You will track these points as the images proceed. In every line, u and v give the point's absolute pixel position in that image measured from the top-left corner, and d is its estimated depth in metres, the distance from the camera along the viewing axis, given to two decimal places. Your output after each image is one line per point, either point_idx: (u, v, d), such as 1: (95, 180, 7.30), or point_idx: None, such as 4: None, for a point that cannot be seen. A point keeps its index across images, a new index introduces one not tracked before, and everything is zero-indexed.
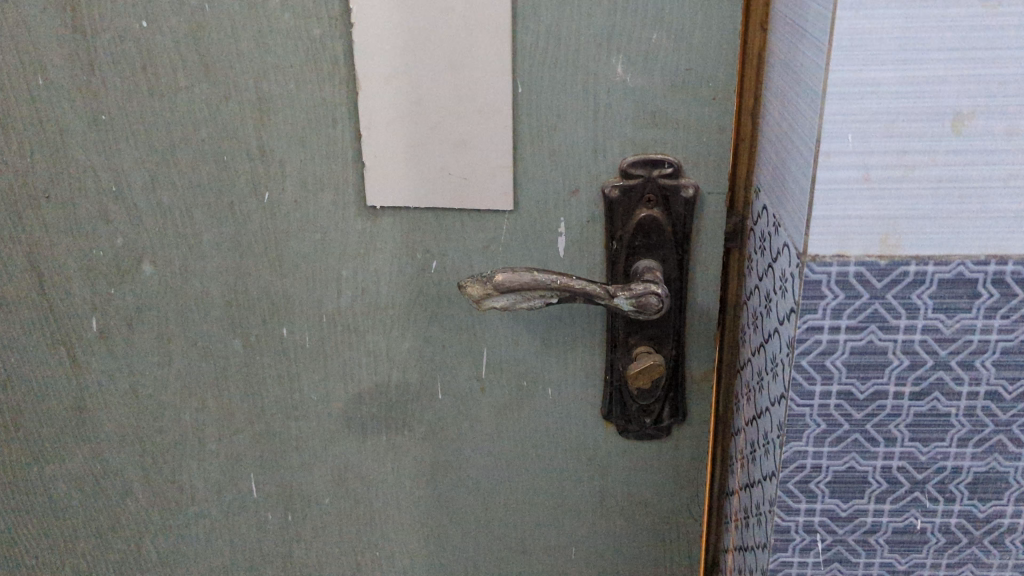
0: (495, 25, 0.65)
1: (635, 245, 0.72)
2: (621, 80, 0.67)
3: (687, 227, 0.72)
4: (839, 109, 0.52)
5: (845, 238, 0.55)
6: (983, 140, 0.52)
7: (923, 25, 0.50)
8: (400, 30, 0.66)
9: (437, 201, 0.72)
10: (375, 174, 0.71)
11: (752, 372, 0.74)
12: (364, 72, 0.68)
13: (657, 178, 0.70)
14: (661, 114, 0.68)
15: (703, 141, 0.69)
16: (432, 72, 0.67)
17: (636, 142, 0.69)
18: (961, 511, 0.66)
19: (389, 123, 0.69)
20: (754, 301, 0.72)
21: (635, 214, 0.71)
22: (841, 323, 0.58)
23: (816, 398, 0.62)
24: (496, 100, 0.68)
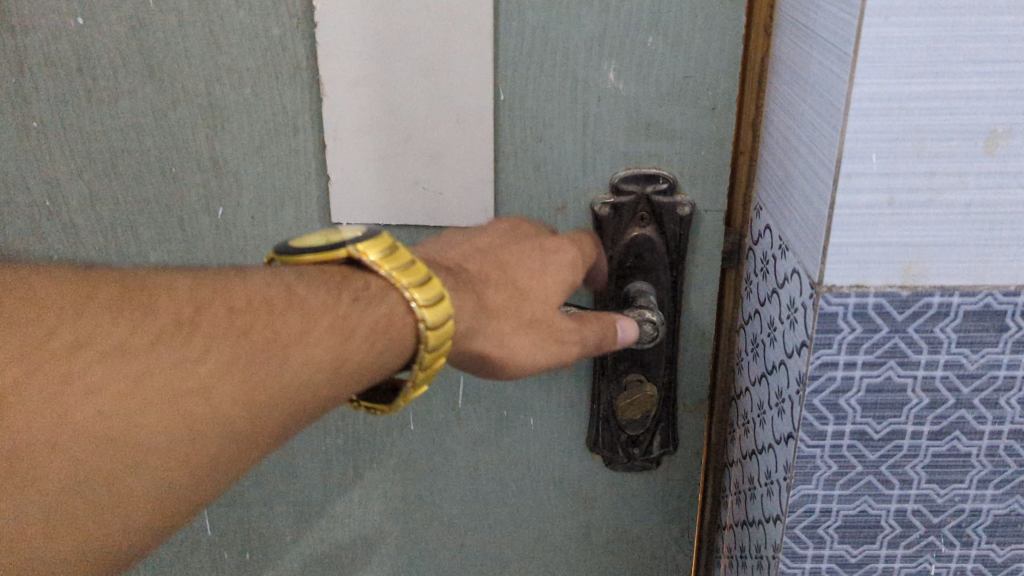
0: (474, 25, 0.59)
1: (626, 266, 0.66)
2: (613, 87, 0.61)
3: (681, 247, 0.66)
4: (863, 126, 0.49)
5: (865, 267, 0.53)
6: (1017, 160, 0.49)
7: (959, 36, 0.46)
8: (368, 30, 0.59)
9: (409, 217, 0.66)
10: (341, 188, 0.65)
11: (750, 403, 0.69)
12: (331, 77, 0.61)
13: (650, 194, 0.64)
14: (656, 125, 0.63)
15: (701, 156, 0.64)
16: (406, 77, 0.60)
17: (628, 155, 0.64)
18: (978, 556, 0.62)
19: (357, 132, 0.63)
20: (753, 327, 0.67)
21: (626, 234, 0.66)
22: (857, 358, 0.56)
23: (828, 438, 0.59)
24: (475, 108, 0.61)
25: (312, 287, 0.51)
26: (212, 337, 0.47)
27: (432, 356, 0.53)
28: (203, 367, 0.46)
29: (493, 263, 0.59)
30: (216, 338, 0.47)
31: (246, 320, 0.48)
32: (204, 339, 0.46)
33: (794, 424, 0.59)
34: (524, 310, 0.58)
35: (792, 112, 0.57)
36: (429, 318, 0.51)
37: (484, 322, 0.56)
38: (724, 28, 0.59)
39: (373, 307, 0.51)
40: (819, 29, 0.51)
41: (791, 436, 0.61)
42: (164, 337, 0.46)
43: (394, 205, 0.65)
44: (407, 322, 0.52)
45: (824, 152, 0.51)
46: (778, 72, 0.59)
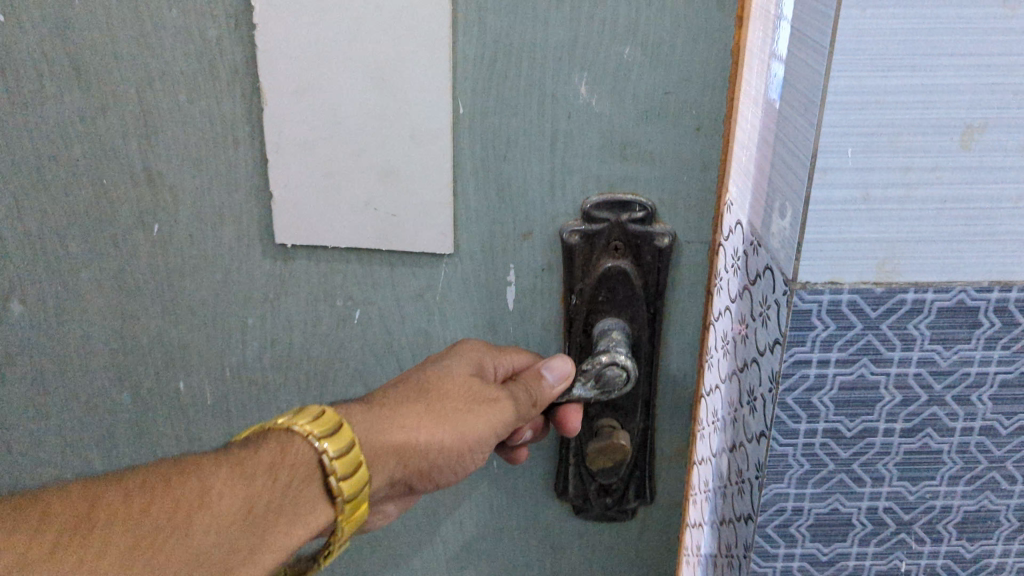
0: (428, 30, 0.55)
1: (597, 300, 0.64)
2: (584, 103, 0.59)
3: (657, 281, 0.64)
4: (838, 121, 0.48)
5: (839, 263, 0.52)
6: (996, 156, 0.49)
7: (935, 29, 0.46)
8: (314, 35, 0.56)
9: (362, 241, 0.62)
10: (288, 208, 0.61)
11: (718, 402, 0.68)
12: (274, 83, 0.57)
13: (625, 223, 0.62)
14: (630, 144, 0.60)
15: (674, 176, 0.62)
16: (355, 86, 0.57)
17: (600, 178, 0.62)
18: (948, 552, 0.62)
19: (303, 147, 0.59)
20: (722, 324, 0.66)
21: (598, 269, 0.63)
22: (831, 356, 0.55)
23: (801, 437, 0.58)
24: (431, 122, 0.58)
25: (214, 454, 0.53)
26: (113, 528, 0.47)
27: (344, 488, 0.54)
28: (107, 554, 0.47)
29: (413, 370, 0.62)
30: (117, 529, 0.48)
31: (144, 497, 0.49)
32: (105, 532, 0.47)
33: (766, 423, 0.58)
34: (446, 402, 0.59)
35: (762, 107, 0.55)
36: (316, 430, 0.54)
37: (399, 422, 0.58)
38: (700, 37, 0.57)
39: (270, 454, 0.53)
40: (794, 30, 0.50)
41: (763, 434, 0.60)
42: (63, 541, 0.46)
43: (349, 228, 0.62)
44: (311, 461, 0.54)
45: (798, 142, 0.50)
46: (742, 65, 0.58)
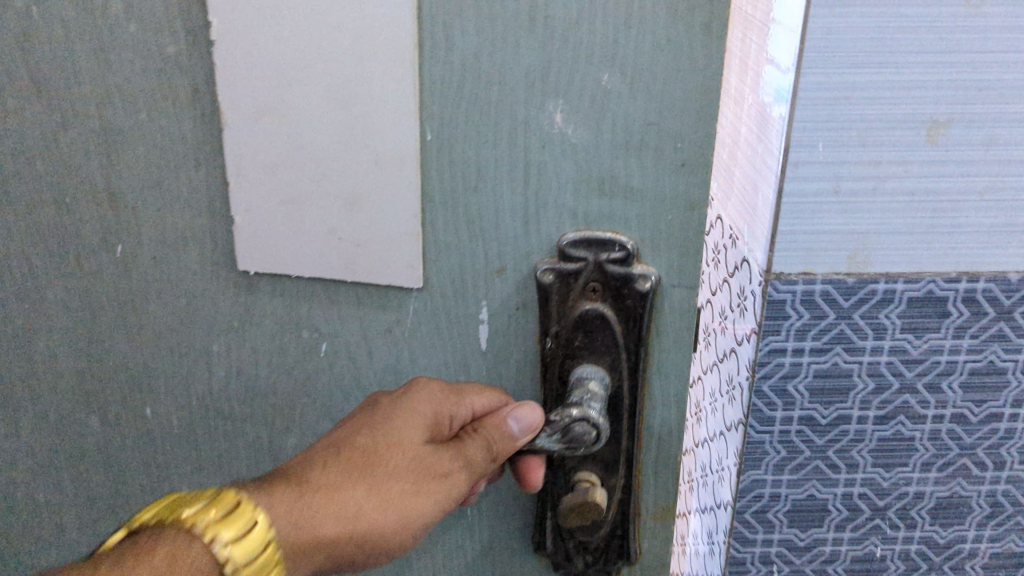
0: (399, 33, 0.46)
1: (574, 345, 0.52)
2: (559, 133, 0.48)
3: (644, 330, 0.51)
4: (810, 117, 0.49)
5: (811, 254, 0.53)
6: (961, 150, 0.50)
7: (904, 26, 0.47)
8: (273, 45, 0.47)
9: (324, 274, 0.53)
10: (247, 237, 0.53)
11: (703, 391, 0.69)
12: (231, 100, 0.50)
13: (603, 262, 0.50)
14: (610, 180, 0.49)
15: (670, 217, 0.49)
16: (313, 102, 0.48)
17: (577, 215, 0.50)
18: (921, 537, 0.63)
19: (263, 168, 0.51)
20: (708, 316, 0.67)
21: (574, 311, 0.51)
22: (805, 345, 0.56)
23: (777, 424, 0.59)
24: (399, 146, 0.48)
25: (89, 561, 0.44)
26: None
27: None
28: None
29: (362, 427, 0.52)
30: None
31: None
32: None
33: (744, 411, 0.59)
34: (390, 483, 0.51)
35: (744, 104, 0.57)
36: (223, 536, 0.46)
37: (337, 508, 0.50)
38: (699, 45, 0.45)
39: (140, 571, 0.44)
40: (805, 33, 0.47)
41: (741, 422, 0.60)
42: None
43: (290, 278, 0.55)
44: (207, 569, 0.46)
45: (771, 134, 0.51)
46: (731, 65, 0.59)
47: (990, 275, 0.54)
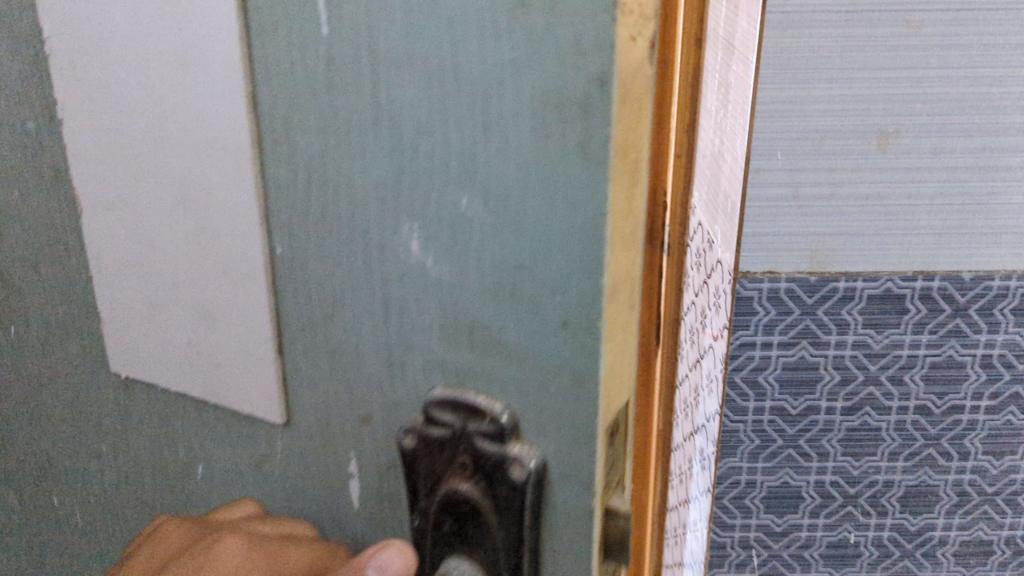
0: (212, 131, 0.34)
1: (441, 532, 0.35)
2: (417, 265, 0.32)
3: (522, 529, 0.34)
4: (769, 126, 0.47)
5: (775, 256, 0.51)
6: (913, 159, 0.48)
7: (851, 44, 0.45)
8: (103, 119, 0.38)
9: (189, 389, 0.41)
10: (119, 341, 0.43)
11: (689, 388, 0.68)
12: (93, 212, 0.41)
13: (471, 434, 0.33)
14: (481, 331, 0.32)
15: (569, 394, 0.31)
16: (170, 210, 0.37)
17: (446, 365, 0.33)
18: (894, 524, 0.62)
19: (120, 268, 0.41)
20: (692, 319, 0.67)
21: (440, 490, 0.34)
22: (773, 339, 0.55)
23: (749, 414, 0.58)
24: (238, 265, 0.36)
25: None
26: None
27: None
28: None
29: None
30: None
31: None
32: None
33: (718, 402, 0.58)
34: None
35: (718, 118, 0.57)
36: None
37: None
38: (618, 136, 0.27)
39: None
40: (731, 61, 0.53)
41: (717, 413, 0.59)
42: None
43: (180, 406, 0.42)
44: None
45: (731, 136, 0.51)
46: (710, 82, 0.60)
47: (944, 275, 0.51)
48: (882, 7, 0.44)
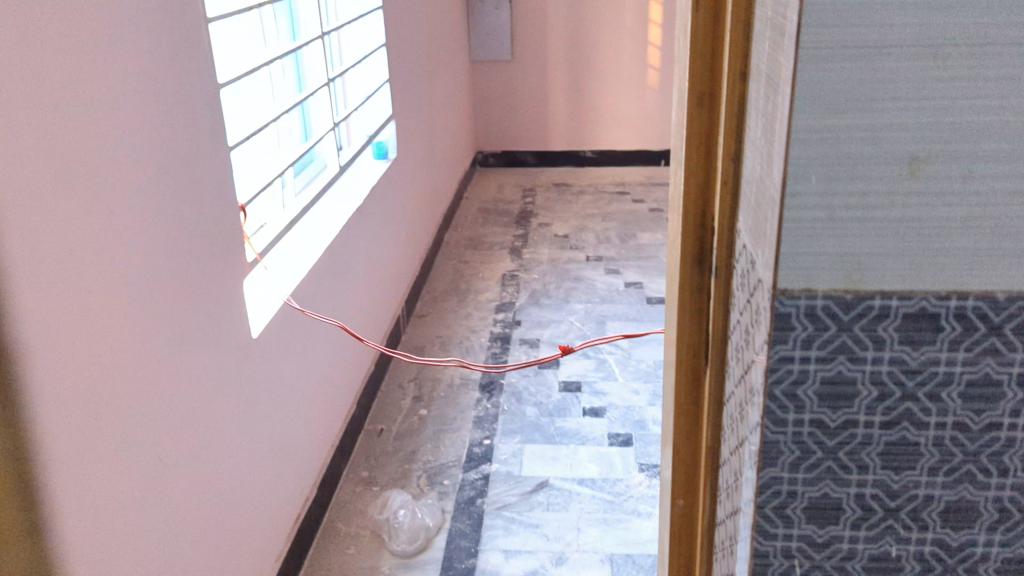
0: None
1: None
2: None
3: None
4: (803, 152, 0.54)
5: (811, 275, 0.56)
6: (940, 183, 0.53)
7: (879, 80, 0.52)
8: None
9: None
10: None
11: (734, 403, 0.72)
12: None
13: None
14: None
15: None
16: None
17: None
18: (934, 539, 0.64)
19: None
20: (735, 335, 0.71)
21: None
22: (811, 354, 0.59)
23: (790, 425, 0.62)
24: None
25: None
26: None
27: None
28: None
29: None
30: None
31: None
32: None
33: (758, 414, 0.62)
34: None
35: (760, 145, 0.63)
36: None
37: None
38: None
39: None
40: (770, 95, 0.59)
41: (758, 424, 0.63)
42: None
43: None
44: None
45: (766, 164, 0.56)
46: (750, 111, 0.66)
47: (978, 294, 0.56)
48: (906, 43, 0.51)
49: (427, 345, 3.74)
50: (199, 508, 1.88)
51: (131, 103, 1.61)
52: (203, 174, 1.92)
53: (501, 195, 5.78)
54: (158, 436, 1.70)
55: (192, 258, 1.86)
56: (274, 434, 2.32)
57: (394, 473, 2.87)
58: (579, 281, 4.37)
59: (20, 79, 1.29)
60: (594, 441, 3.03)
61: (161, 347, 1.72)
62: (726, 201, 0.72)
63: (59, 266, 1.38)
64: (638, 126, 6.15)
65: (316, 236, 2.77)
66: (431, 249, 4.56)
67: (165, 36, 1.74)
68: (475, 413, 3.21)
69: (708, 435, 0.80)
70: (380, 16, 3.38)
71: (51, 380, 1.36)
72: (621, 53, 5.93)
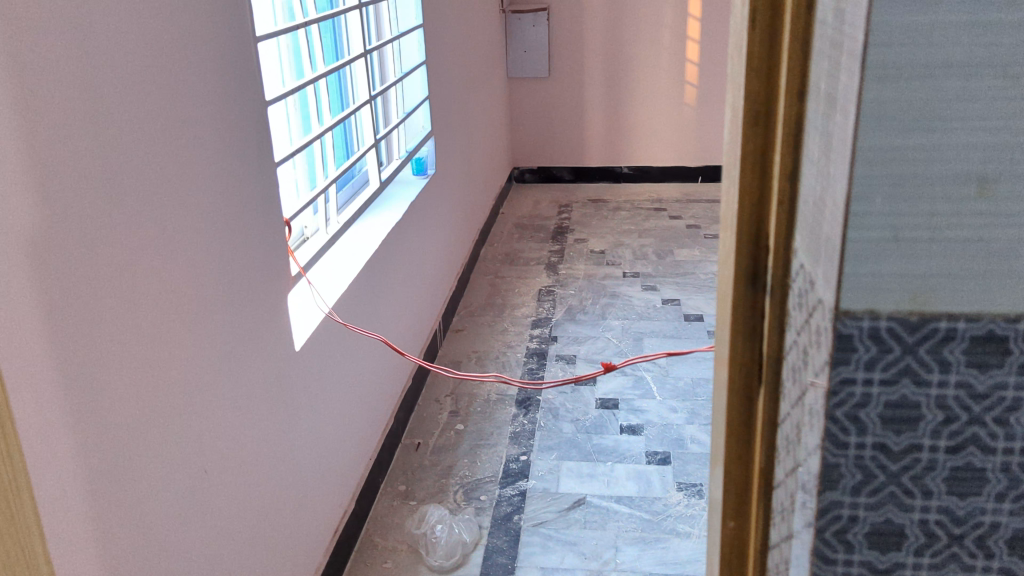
0: None
1: None
2: None
3: None
4: (868, 173, 0.53)
5: (875, 297, 0.55)
6: (1009, 204, 0.53)
7: (945, 99, 0.51)
8: None
9: None
10: None
11: (789, 425, 0.71)
12: None
13: None
14: None
15: None
16: None
17: None
18: (1001, 568, 0.63)
19: None
20: (791, 356, 0.70)
21: None
22: (874, 376, 0.58)
23: (851, 448, 0.60)
24: None
25: None
26: None
27: None
28: None
29: None
30: None
31: None
32: None
33: (818, 436, 0.61)
34: None
35: (822, 165, 0.63)
36: None
37: None
38: None
39: None
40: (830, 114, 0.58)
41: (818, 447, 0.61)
42: None
43: None
44: None
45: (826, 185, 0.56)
46: (809, 132, 0.66)
47: None
48: (973, 62, 0.51)
49: (464, 360, 3.76)
50: (241, 519, 1.91)
51: (183, 119, 1.65)
52: (251, 189, 1.96)
53: (537, 210, 5.79)
54: (202, 445, 1.73)
55: (238, 271, 1.89)
56: (315, 446, 2.35)
57: (431, 487, 2.87)
58: (616, 297, 4.35)
59: (80, 96, 1.33)
60: (632, 459, 3.00)
61: (207, 358, 1.75)
62: (782, 221, 0.71)
63: (112, 278, 1.42)
64: (675, 142, 6.13)
65: (355, 250, 2.79)
66: (467, 263, 4.58)
67: (217, 54, 1.79)
68: (512, 428, 3.21)
69: (762, 455, 0.79)
70: (420, 33, 3.41)
71: (100, 389, 1.39)
72: (659, 69, 5.92)
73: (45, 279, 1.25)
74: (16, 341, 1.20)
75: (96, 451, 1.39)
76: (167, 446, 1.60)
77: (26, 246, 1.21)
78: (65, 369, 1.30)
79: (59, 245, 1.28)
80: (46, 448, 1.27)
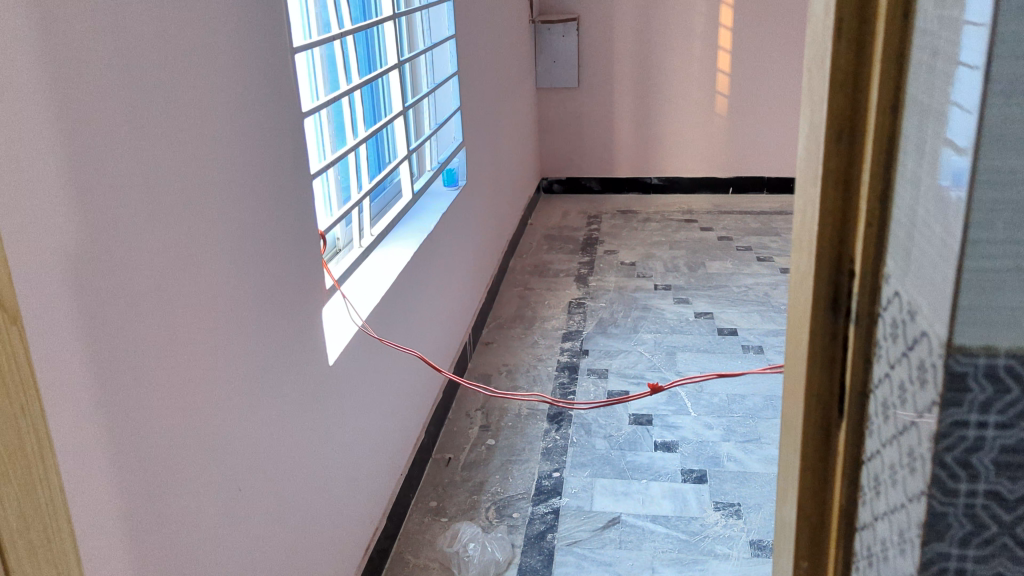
0: None
1: None
2: None
3: None
4: (990, 196, 0.48)
5: (993, 332, 0.51)
6: None
7: None
8: None
9: None
10: None
11: (880, 463, 0.65)
12: None
13: None
14: None
15: None
16: None
17: None
18: None
19: None
20: (884, 390, 0.65)
21: None
22: (989, 419, 0.53)
23: (960, 497, 0.55)
24: None
25: None
26: None
27: None
28: None
29: None
30: None
31: None
32: None
33: (923, 483, 0.56)
34: None
35: None
36: None
37: None
38: None
39: None
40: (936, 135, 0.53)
41: (923, 493, 0.56)
42: None
43: None
44: None
45: (937, 209, 0.51)
46: (908, 153, 0.62)
47: None
48: None
49: (494, 373, 3.72)
50: (275, 537, 1.88)
51: (221, 132, 1.63)
52: (287, 202, 1.94)
53: (566, 221, 5.75)
54: (237, 463, 1.71)
55: (274, 286, 1.87)
56: (348, 462, 2.32)
57: (462, 504, 2.83)
58: (647, 310, 4.30)
59: (119, 109, 1.31)
60: (667, 477, 2.94)
61: (242, 373, 1.72)
62: (870, 247, 0.66)
63: (150, 293, 1.40)
64: (705, 153, 6.07)
65: (390, 262, 2.76)
66: (496, 275, 4.54)
67: (254, 66, 1.77)
68: (544, 444, 3.16)
69: (843, 491, 0.74)
70: (454, 44, 3.39)
71: (138, 407, 1.37)
72: (689, 79, 5.86)
73: (84, 296, 1.23)
74: (56, 360, 1.17)
75: (132, 470, 1.36)
76: (202, 463, 1.57)
77: (66, 262, 1.19)
78: (104, 387, 1.28)
79: (98, 261, 1.26)
80: (85, 468, 1.24)
